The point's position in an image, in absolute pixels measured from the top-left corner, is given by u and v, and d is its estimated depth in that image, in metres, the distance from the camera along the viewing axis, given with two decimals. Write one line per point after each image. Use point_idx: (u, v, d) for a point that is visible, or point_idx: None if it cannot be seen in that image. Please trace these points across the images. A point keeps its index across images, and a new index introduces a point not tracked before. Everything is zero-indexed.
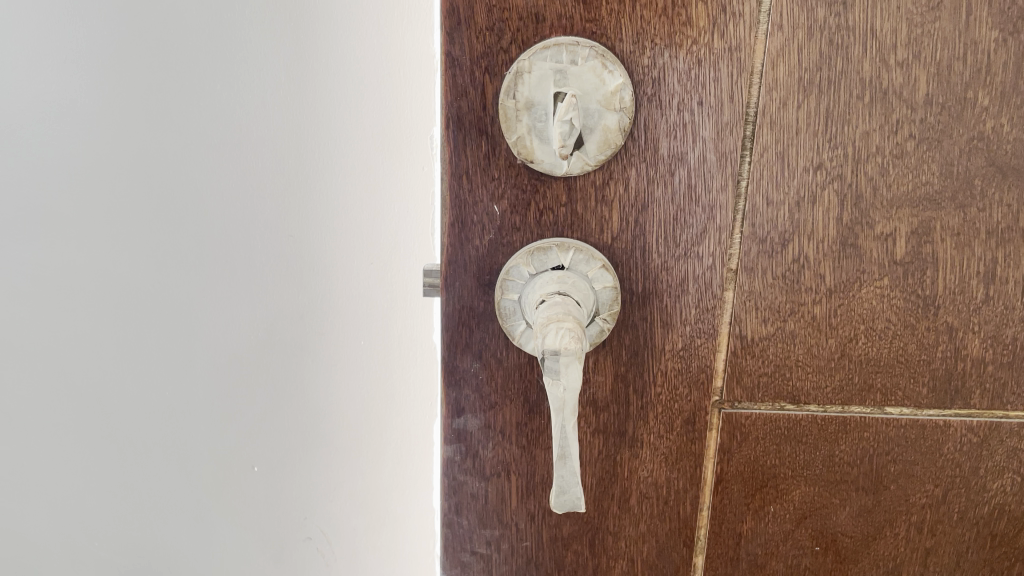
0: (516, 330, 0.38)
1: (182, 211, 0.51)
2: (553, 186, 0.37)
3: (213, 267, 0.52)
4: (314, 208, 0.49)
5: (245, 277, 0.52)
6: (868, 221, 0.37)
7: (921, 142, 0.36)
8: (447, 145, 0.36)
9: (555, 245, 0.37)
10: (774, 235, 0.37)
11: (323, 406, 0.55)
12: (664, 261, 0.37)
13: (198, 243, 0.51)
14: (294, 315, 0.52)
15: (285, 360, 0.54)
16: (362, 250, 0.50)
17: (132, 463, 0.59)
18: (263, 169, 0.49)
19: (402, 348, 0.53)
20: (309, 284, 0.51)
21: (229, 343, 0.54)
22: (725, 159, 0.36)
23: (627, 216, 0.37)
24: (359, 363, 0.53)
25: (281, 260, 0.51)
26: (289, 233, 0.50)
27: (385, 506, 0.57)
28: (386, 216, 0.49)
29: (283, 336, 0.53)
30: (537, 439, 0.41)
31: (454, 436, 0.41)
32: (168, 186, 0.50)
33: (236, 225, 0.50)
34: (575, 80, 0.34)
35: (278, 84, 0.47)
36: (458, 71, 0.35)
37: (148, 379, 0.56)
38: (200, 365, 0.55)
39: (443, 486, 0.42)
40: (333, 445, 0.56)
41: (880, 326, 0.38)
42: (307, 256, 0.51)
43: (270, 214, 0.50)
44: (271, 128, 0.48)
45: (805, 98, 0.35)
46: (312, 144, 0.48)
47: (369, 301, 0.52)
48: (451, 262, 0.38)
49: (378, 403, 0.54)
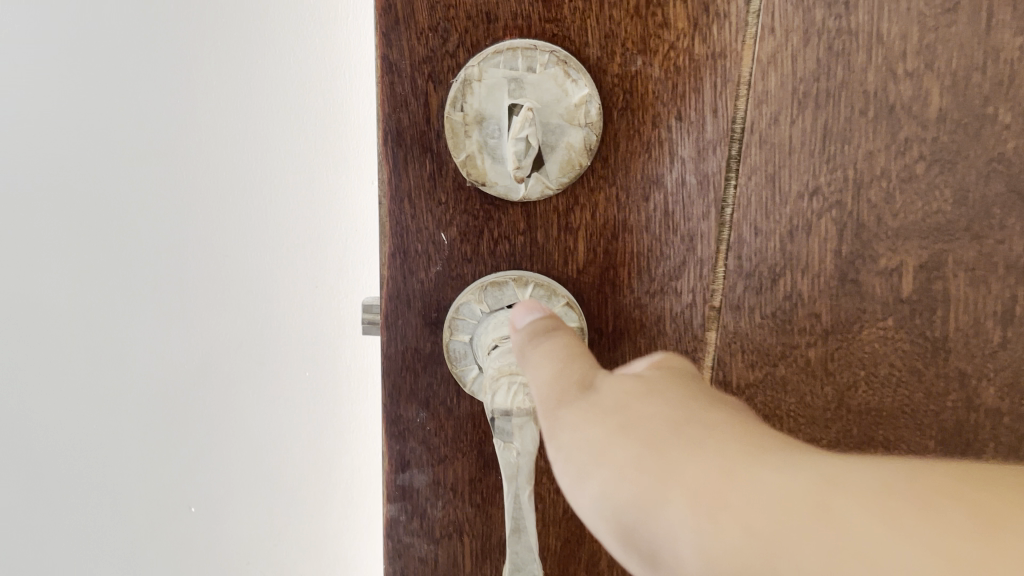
0: (467, 376, 0.33)
1: (98, 226, 0.43)
2: (509, 212, 0.32)
3: (139, 302, 0.45)
4: (250, 224, 0.43)
5: (174, 308, 0.45)
6: (871, 254, 0.32)
7: (932, 164, 0.31)
8: (386, 163, 0.31)
9: (512, 279, 0.32)
10: (762, 268, 0.32)
11: (264, 446, 0.48)
12: (637, 297, 0.33)
13: (122, 279, 0.44)
14: (228, 344, 0.45)
15: (221, 393, 0.47)
16: (308, 272, 0.44)
17: (54, 520, 0.52)
18: (192, 186, 0.42)
19: (352, 379, 0.46)
20: (246, 311, 0.45)
21: (157, 385, 0.47)
22: (706, 182, 0.31)
23: (595, 246, 0.32)
24: (306, 399, 0.47)
25: (215, 284, 0.44)
26: (223, 253, 0.43)
27: (333, 550, 0.50)
28: (331, 237, 0.43)
29: (218, 367, 0.46)
30: (493, 497, 0.36)
31: (398, 493, 0.36)
32: (84, 213, 0.43)
33: (162, 249, 0.44)
34: (533, 89, 0.29)
35: (210, 91, 0.40)
36: (396, 79, 0.30)
37: (69, 428, 0.49)
38: (126, 417, 0.48)
39: (387, 547, 0.37)
40: (277, 489, 0.49)
41: (883, 371, 0.33)
42: (242, 279, 0.44)
43: (200, 230, 0.43)
44: (199, 133, 0.41)
45: (799, 114, 0.30)
46: (248, 154, 0.41)
47: (314, 333, 0.45)
48: (392, 297, 0.33)
49: (326, 443, 0.47)
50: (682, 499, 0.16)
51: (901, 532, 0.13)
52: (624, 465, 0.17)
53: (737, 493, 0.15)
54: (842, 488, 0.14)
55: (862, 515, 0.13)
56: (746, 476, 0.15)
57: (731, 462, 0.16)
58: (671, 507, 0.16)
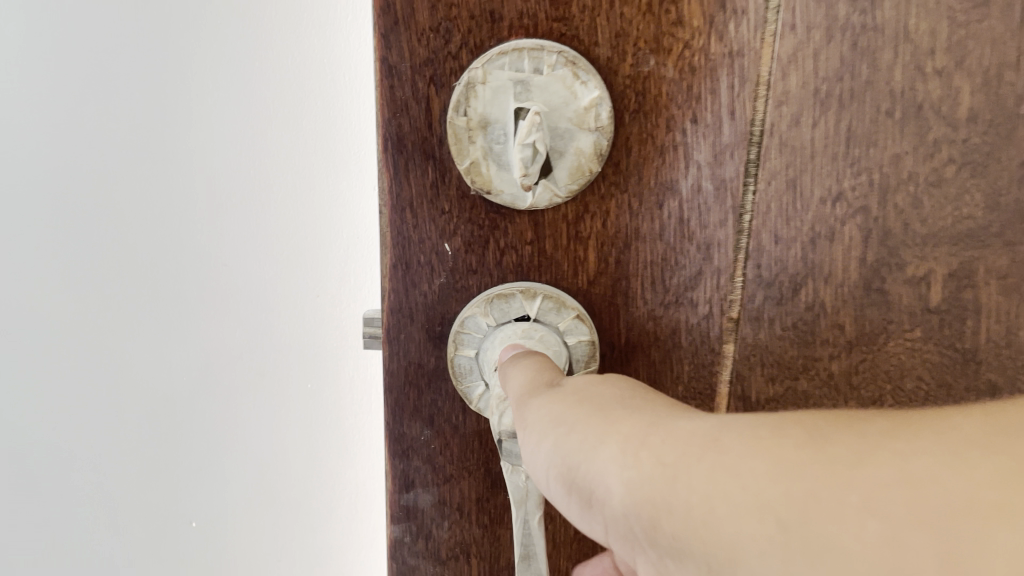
0: (473, 393, 0.32)
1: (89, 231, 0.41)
2: (516, 221, 0.30)
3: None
4: (248, 232, 0.39)
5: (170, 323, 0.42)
6: (898, 261, 0.30)
7: (963, 168, 0.29)
8: (386, 171, 0.30)
9: (519, 291, 0.30)
10: (783, 277, 0.31)
11: None
12: (650, 309, 0.31)
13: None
14: (227, 361, 0.42)
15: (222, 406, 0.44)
16: (309, 284, 0.40)
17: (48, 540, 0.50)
18: (187, 192, 0.39)
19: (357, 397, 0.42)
20: (246, 325, 0.41)
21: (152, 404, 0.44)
22: (724, 188, 0.29)
23: (607, 256, 0.31)
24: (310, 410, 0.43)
25: (214, 296, 0.41)
26: (222, 262, 0.40)
27: None
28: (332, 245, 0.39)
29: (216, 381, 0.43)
30: (501, 517, 0.34)
31: (402, 514, 0.34)
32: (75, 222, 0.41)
33: (156, 258, 0.40)
34: (540, 92, 0.28)
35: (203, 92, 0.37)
36: (396, 82, 0.28)
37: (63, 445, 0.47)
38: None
39: (391, 570, 0.36)
40: None
41: (910, 385, 0.31)
42: (242, 290, 0.40)
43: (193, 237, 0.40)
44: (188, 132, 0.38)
45: (822, 115, 0.29)
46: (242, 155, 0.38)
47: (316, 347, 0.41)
48: (394, 311, 0.31)
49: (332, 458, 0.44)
50: (622, 448, 0.16)
51: (838, 500, 0.12)
52: (587, 434, 0.17)
53: (686, 462, 0.15)
54: (793, 459, 0.13)
55: (806, 488, 0.13)
56: (696, 446, 0.15)
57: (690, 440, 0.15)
58: (610, 458, 0.16)
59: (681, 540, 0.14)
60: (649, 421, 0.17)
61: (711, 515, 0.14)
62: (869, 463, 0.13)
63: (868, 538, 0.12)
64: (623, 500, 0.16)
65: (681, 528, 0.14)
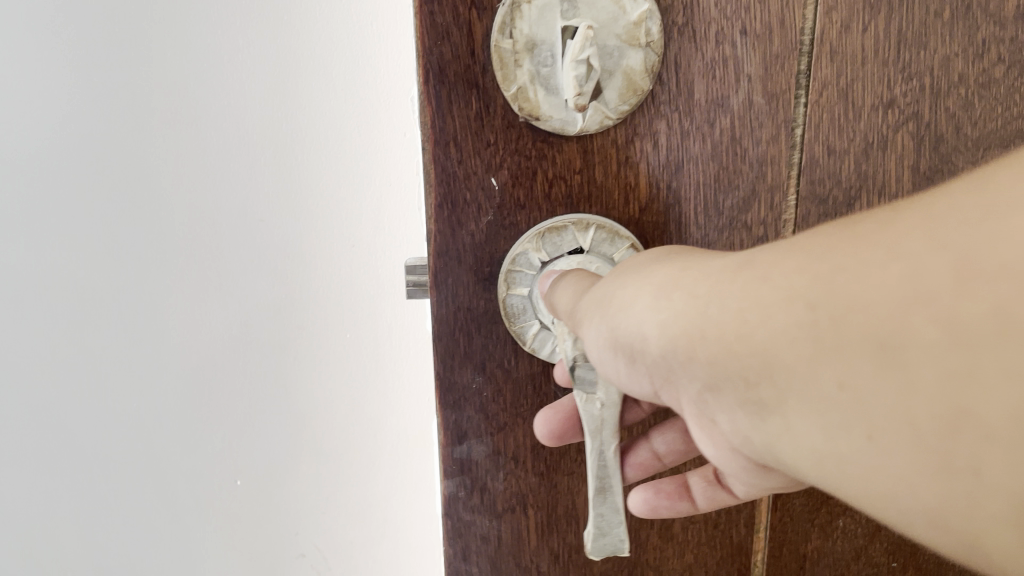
0: (527, 333, 0.31)
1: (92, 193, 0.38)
2: (564, 149, 0.29)
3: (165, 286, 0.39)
4: (280, 187, 0.37)
5: (204, 288, 0.39)
6: (951, 168, 0.30)
7: (1011, 66, 0.29)
8: (427, 105, 0.28)
9: (572, 222, 0.29)
10: (837, 192, 0.30)
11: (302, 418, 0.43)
12: (704, 235, 0.30)
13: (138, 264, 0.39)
14: (263, 323, 0.40)
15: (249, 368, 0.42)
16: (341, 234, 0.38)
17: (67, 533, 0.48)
18: (224, 148, 0.36)
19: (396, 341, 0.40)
20: (282, 277, 0.39)
21: (180, 381, 0.42)
22: (776, 101, 0.29)
23: (657, 180, 0.30)
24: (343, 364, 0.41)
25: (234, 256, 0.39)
26: (256, 218, 0.38)
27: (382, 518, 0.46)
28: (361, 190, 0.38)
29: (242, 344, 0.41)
30: (558, 462, 0.33)
31: (456, 468, 0.33)
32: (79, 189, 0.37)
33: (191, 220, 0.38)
34: (588, 8, 0.27)
35: (234, 51, 0.35)
36: (436, 8, 0.27)
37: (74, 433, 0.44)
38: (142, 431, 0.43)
39: (446, 529, 0.34)
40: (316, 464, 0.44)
41: None
42: (278, 247, 0.38)
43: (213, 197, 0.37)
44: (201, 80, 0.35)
45: (872, 19, 0.28)
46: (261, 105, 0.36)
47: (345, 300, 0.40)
48: (440, 254, 0.30)
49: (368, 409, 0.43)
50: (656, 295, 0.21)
51: (866, 259, 0.16)
52: (627, 293, 0.22)
53: (713, 289, 0.19)
54: (818, 253, 0.17)
55: (835, 263, 0.17)
56: (725, 275, 0.19)
57: (719, 274, 0.19)
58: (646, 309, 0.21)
59: (717, 351, 0.19)
60: (679, 269, 0.21)
61: (746, 327, 0.18)
62: (897, 232, 0.16)
63: (893, 279, 0.15)
64: (661, 336, 0.20)
65: (711, 348, 0.19)
